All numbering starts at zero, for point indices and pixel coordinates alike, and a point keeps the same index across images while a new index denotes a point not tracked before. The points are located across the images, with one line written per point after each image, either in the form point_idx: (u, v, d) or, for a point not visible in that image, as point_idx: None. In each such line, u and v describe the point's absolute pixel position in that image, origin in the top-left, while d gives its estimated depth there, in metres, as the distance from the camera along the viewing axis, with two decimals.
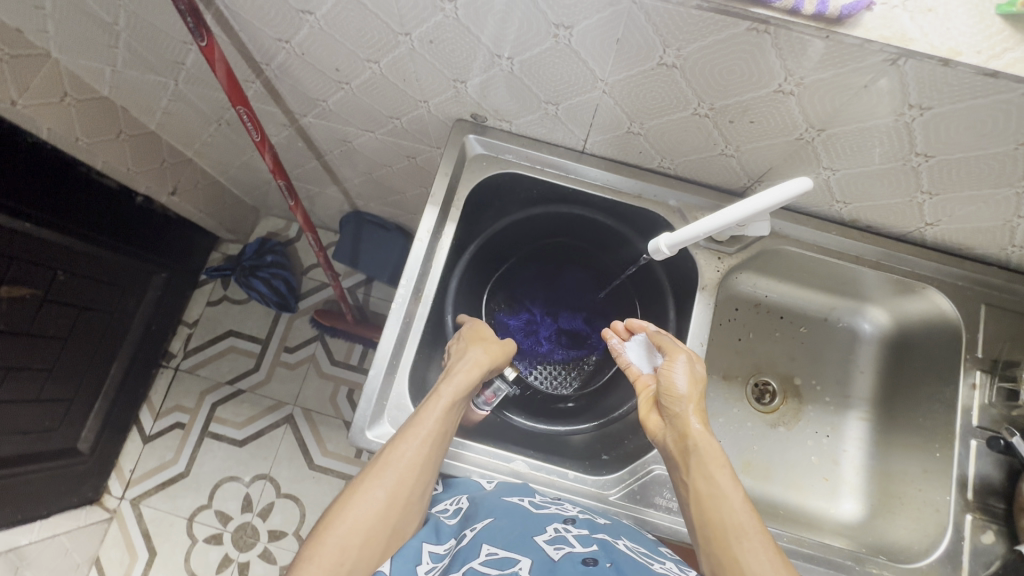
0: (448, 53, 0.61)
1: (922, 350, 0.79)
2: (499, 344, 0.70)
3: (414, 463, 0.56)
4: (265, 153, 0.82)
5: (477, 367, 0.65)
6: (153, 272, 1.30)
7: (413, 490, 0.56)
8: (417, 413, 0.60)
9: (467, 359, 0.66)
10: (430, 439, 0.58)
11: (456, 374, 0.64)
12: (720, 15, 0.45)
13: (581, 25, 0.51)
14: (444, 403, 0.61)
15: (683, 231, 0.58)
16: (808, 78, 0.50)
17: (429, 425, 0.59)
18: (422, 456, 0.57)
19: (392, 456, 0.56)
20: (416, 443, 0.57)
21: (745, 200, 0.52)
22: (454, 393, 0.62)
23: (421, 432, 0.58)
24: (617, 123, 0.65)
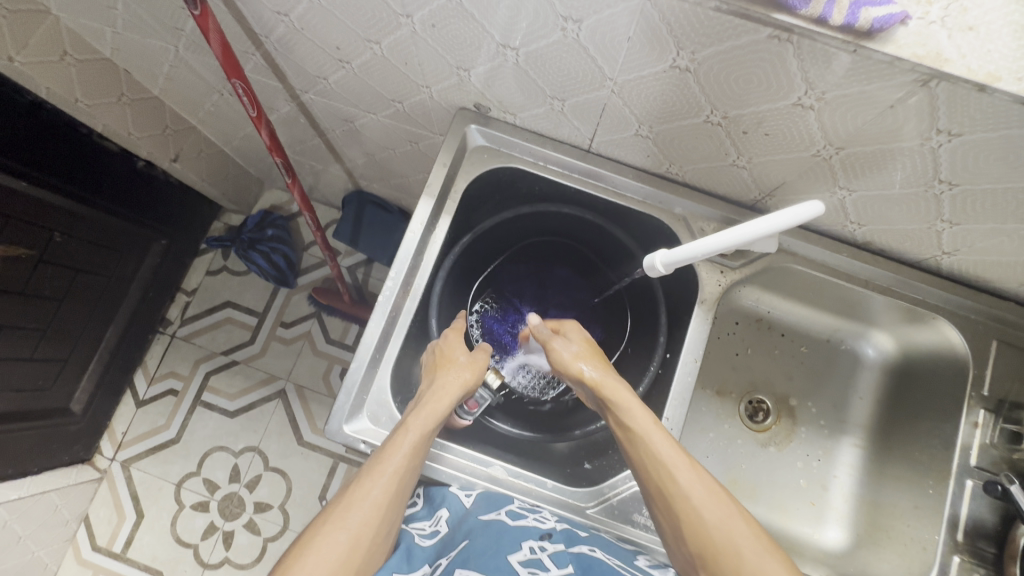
0: (451, 39, 0.58)
1: (925, 381, 0.76)
2: (470, 368, 0.67)
3: (379, 503, 0.53)
4: (263, 130, 0.79)
5: (449, 396, 0.62)
6: (153, 239, 1.28)
7: (378, 535, 0.52)
8: (384, 449, 0.57)
9: (439, 386, 0.63)
10: (398, 477, 0.55)
11: (427, 406, 0.61)
12: (740, 19, 0.42)
13: (591, 20, 0.47)
14: (414, 438, 0.58)
15: (679, 251, 0.54)
16: (830, 93, 0.46)
17: (397, 462, 0.56)
18: (389, 494, 0.54)
19: (357, 495, 0.53)
20: (383, 481, 0.54)
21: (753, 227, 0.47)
22: (424, 426, 0.59)
23: (388, 470, 0.55)
24: (625, 124, 0.62)
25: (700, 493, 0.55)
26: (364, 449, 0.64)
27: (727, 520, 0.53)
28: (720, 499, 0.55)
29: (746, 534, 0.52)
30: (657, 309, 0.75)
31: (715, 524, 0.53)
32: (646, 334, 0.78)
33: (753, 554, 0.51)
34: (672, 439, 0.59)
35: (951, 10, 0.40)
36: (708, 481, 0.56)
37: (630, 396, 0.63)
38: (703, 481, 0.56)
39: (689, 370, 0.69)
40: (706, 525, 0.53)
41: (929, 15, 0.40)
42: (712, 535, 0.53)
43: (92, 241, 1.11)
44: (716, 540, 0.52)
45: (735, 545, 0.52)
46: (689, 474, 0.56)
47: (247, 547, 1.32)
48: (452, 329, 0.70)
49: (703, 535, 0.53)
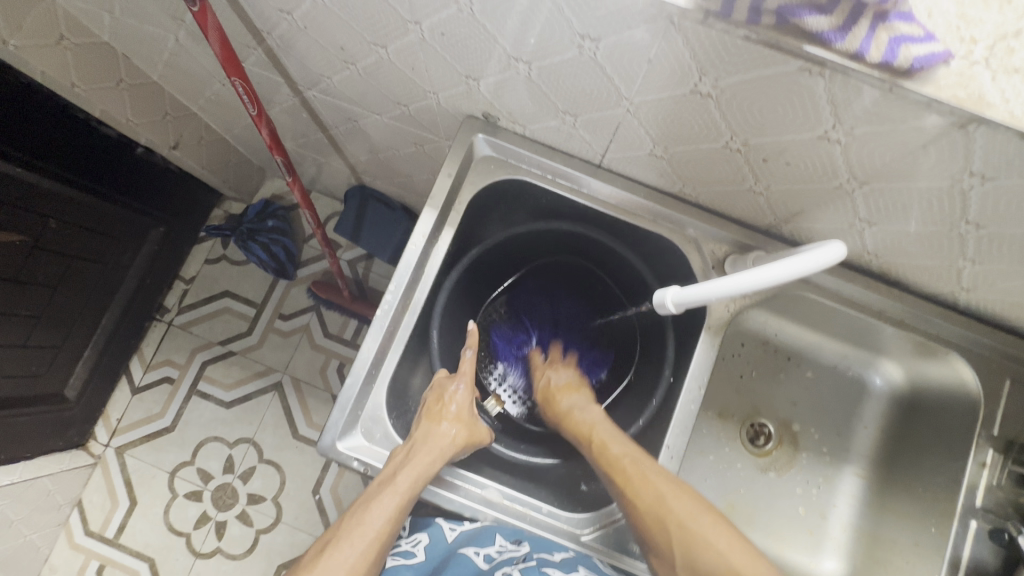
0: (461, 48, 0.55)
1: (933, 416, 0.74)
2: (466, 428, 0.65)
3: (355, 571, 0.54)
4: (263, 128, 0.77)
5: (439, 456, 0.62)
6: (151, 226, 1.26)
7: None
8: (368, 508, 0.58)
9: (431, 441, 0.62)
10: (377, 543, 0.56)
11: (416, 464, 0.60)
12: (770, 49, 0.39)
13: (611, 39, 0.45)
14: (399, 501, 0.58)
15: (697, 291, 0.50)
16: (859, 128, 0.44)
17: (379, 526, 0.57)
18: (367, 560, 0.55)
19: (335, 559, 0.54)
20: (361, 547, 0.55)
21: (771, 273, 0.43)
22: (411, 489, 0.59)
23: (369, 535, 0.56)
24: (639, 143, 0.59)
25: (636, 483, 0.60)
26: (357, 467, 0.63)
27: (660, 501, 0.58)
28: (656, 483, 0.59)
29: (678, 507, 0.58)
30: (664, 334, 0.72)
31: (648, 507, 0.58)
32: (652, 355, 0.76)
33: (680, 526, 0.57)
34: (623, 441, 0.64)
35: (997, 50, 0.37)
36: (644, 466, 0.61)
37: (594, 413, 0.69)
38: (639, 470, 0.60)
39: (693, 398, 0.67)
40: (642, 506, 0.58)
41: (973, 54, 0.37)
42: (647, 514, 0.58)
43: (89, 228, 1.08)
44: (650, 520, 0.58)
45: (665, 521, 0.57)
46: (629, 466, 0.61)
47: (239, 539, 1.31)
48: (461, 375, 0.69)
49: (639, 515, 0.59)
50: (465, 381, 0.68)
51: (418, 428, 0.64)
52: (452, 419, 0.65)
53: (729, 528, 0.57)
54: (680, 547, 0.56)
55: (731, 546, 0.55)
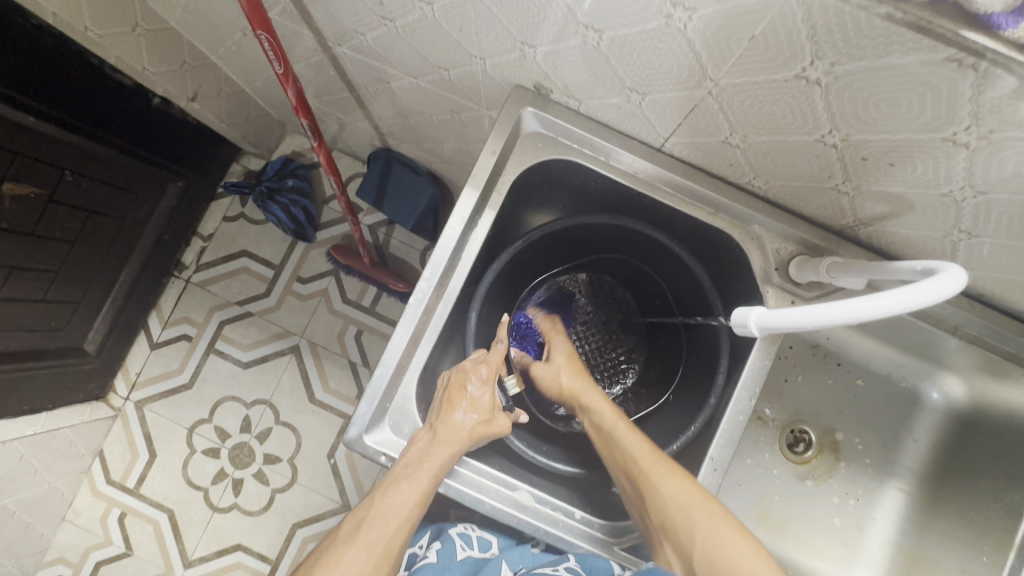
0: (519, 10, 0.48)
1: (996, 438, 0.69)
2: (485, 419, 0.61)
3: (388, 552, 0.53)
4: (289, 88, 0.70)
5: (461, 445, 0.58)
6: (168, 180, 1.20)
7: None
8: (395, 489, 0.55)
9: (450, 426, 0.59)
10: (407, 524, 0.55)
11: (439, 450, 0.57)
12: (915, 33, 0.32)
13: (707, 10, 0.38)
14: (425, 485, 0.56)
15: (785, 315, 0.45)
16: (999, 133, 0.37)
17: (409, 507, 0.55)
18: (399, 540, 0.54)
19: (366, 538, 0.53)
20: (393, 527, 0.54)
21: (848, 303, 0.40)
22: (436, 473, 0.56)
23: (398, 516, 0.54)
24: (713, 129, 0.52)
25: (654, 469, 0.57)
26: (385, 462, 0.60)
27: (685, 495, 0.55)
28: (680, 478, 0.56)
29: (705, 509, 0.54)
30: (714, 335, 0.68)
31: (673, 500, 0.55)
32: (702, 360, 0.72)
33: (707, 524, 0.53)
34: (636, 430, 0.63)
35: None
36: (667, 460, 0.58)
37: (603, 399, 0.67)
38: (661, 463, 0.58)
39: (742, 409, 0.63)
40: (663, 499, 0.55)
41: None
42: (671, 509, 0.55)
43: (106, 181, 1.03)
44: (677, 516, 0.54)
45: (690, 517, 0.54)
46: (648, 458, 0.58)
47: (256, 496, 1.32)
48: (484, 362, 0.63)
49: (655, 508, 0.56)
50: (488, 369, 0.62)
51: (438, 415, 0.60)
52: (471, 406, 0.61)
53: (747, 532, 0.53)
54: (706, 547, 0.52)
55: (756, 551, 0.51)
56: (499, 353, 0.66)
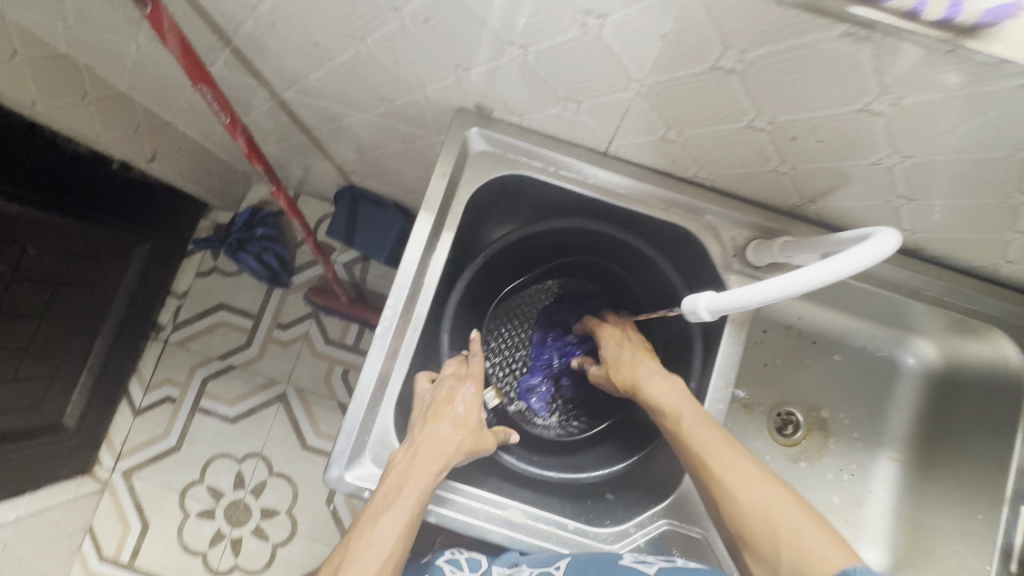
0: (447, 36, 0.50)
1: (973, 395, 0.71)
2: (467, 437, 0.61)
3: None
4: (238, 136, 0.71)
5: (442, 467, 0.57)
6: (136, 243, 1.20)
7: None
8: (374, 521, 0.53)
9: (433, 446, 0.58)
10: (391, 561, 0.51)
11: (420, 473, 0.56)
12: (808, 14, 0.34)
13: (617, 15, 0.39)
14: (409, 515, 0.53)
15: (729, 298, 0.45)
16: (906, 99, 0.39)
17: (390, 541, 0.52)
18: None
19: None
20: (373, 566, 0.50)
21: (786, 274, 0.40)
22: (419, 499, 0.54)
23: (380, 552, 0.51)
24: (650, 128, 0.54)
25: (715, 455, 0.55)
26: (369, 497, 0.59)
27: (768, 502, 0.51)
28: (759, 480, 0.53)
29: (791, 514, 0.50)
30: (686, 327, 0.69)
31: (755, 505, 0.51)
32: (678, 354, 0.72)
33: (793, 534, 0.48)
34: (709, 426, 0.58)
35: None
36: (741, 457, 0.55)
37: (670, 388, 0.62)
38: (737, 461, 0.54)
39: (721, 397, 0.63)
40: (743, 502, 0.52)
41: None
42: (750, 514, 0.51)
43: (70, 252, 1.02)
44: (755, 519, 0.50)
45: (772, 522, 0.50)
46: (723, 459, 0.55)
47: (256, 554, 1.28)
48: (470, 378, 0.64)
49: (739, 513, 0.52)
50: (473, 384, 0.64)
51: (417, 435, 0.59)
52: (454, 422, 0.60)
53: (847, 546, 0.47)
54: (790, 555, 0.47)
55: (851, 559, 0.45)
56: (480, 366, 0.66)
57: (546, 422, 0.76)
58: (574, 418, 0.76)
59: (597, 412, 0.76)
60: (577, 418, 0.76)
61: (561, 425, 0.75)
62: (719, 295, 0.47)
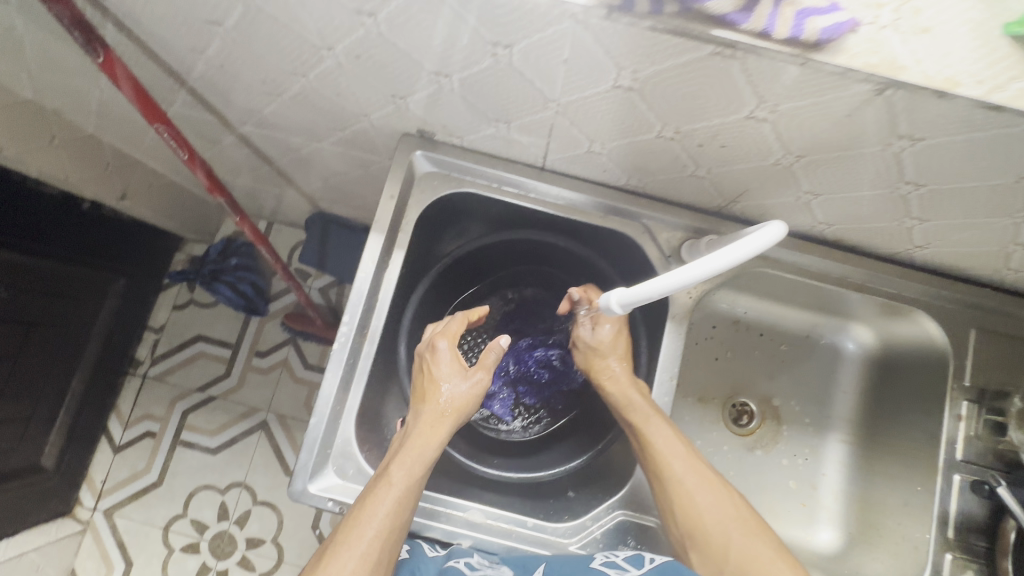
0: (379, 70, 0.54)
1: (907, 374, 0.75)
2: (453, 409, 0.63)
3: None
4: (198, 170, 0.74)
5: (433, 444, 0.60)
6: (111, 280, 1.21)
7: None
8: (363, 504, 0.55)
9: (420, 429, 0.61)
10: (381, 541, 0.54)
11: (408, 455, 0.59)
12: (680, 38, 0.38)
13: (521, 45, 0.44)
14: (397, 494, 0.56)
15: (638, 290, 0.48)
16: (782, 105, 0.43)
17: (378, 521, 0.54)
18: (369, 563, 0.52)
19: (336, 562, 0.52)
20: (362, 548, 0.53)
21: (697, 262, 0.43)
22: (406, 479, 0.57)
23: (368, 533, 0.53)
24: (575, 142, 0.59)
25: (679, 460, 0.61)
26: (332, 507, 0.61)
27: (721, 511, 0.59)
28: (713, 490, 0.60)
29: (736, 524, 0.58)
30: (632, 324, 0.73)
31: (710, 507, 0.59)
32: None
33: (741, 541, 0.57)
34: (669, 432, 0.62)
35: (903, 12, 0.37)
36: (698, 466, 0.62)
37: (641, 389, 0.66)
38: (695, 470, 0.61)
39: (665, 390, 0.67)
40: (700, 509, 0.59)
41: (881, 18, 0.37)
42: (705, 520, 0.58)
43: (43, 291, 1.04)
44: (710, 524, 0.58)
45: (725, 527, 0.58)
46: (681, 468, 0.61)
47: None
48: (443, 337, 0.65)
49: (690, 516, 0.59)
50: (447, 344, 0.64)
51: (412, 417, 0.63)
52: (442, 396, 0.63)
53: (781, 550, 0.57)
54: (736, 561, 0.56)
55: (781, 560, 0.55)
56: (455, 325, 0.66)
57: (510, 426, 0.78)
58: (537, 418, 0.78)
59: (558, 411, 0.78)
60: (539, 419, 0.78)
61: (525, 427, 0.78)
62: (628, 290, 0.50)
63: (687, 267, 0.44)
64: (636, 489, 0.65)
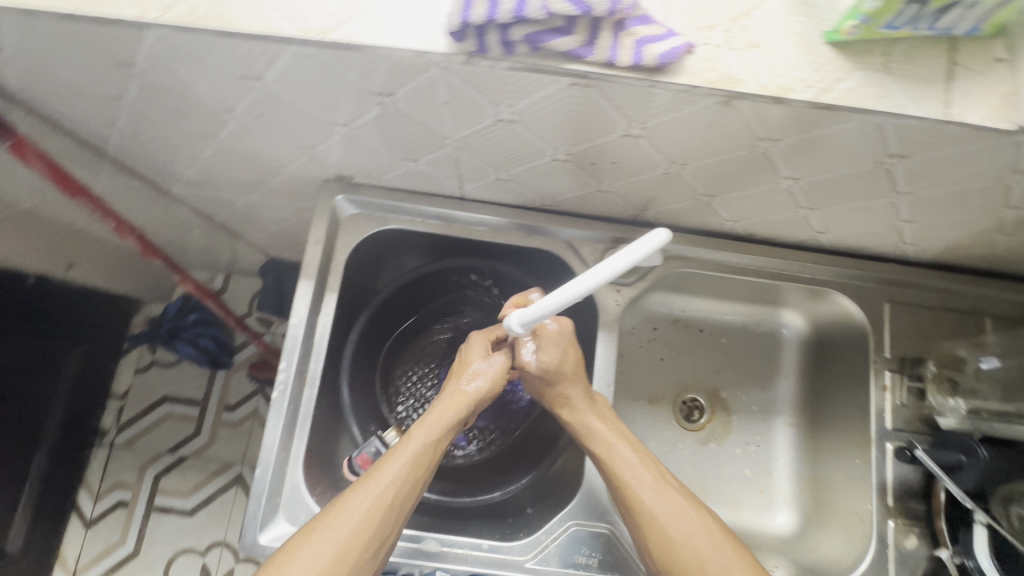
0: (282, 126, 0.56)
1: (838, 352, 0.79)
2: (486, 381, 0.63)
3: (371, 516, 0.53)
4: (129, 237, 0.76)
5: (455, 413, 0.61)
6: (67, 350, 1.18)
7: (368, 547, 0.52)
8: (385, 455, 0.57)
9: (446, 398, 0.62)
10: (394, 490, 0.55)
11: (429, 419, 0.60)
12: (536, 74, 0.42)
13: (401, 93, 0.46)
14: (415, 448, 0.57)
15: (532, 310, 0.51)
16: (650, 122, 0.46)
17: (394, 472, 0.55)
18: (381, 508, 0.53)
19: (351, 501, 0.54)
20: (376, 492, 0.54)
21: (589, 273, 0.47)
22: (427, 436, 0.58)
23: (384, 479, 0.55)
24: (482, 173, 0.62)
25: (648, 490, 0.59)
26: None
27: (696, 539, 0.56)
28: (687, 516, 0.57)
29: (715, 552, 0.56)
30: None
31: (687, 540, 0.56)
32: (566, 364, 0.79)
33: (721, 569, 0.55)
34: (634, 461, 0.61)
35: (734, 30, 0.41)
36: (669, 494, 0.59)
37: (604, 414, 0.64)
38: (666, 496, 0.59)
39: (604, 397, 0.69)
40: (674, 539, 0.56)
41: (712, 40, 0.41)
42: (681, 551, 0.56)
43: None
44: (687, 556, 0.56)
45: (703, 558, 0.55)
46: (651, 500, 0.58)
47: None
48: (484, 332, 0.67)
49: (666, 549, 0.56)
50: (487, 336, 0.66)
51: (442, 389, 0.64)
52: (472, 375, 0.63)
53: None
54: None
55: None
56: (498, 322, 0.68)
57: (464, 449, 0.78)
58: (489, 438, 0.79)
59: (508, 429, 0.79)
60: (491, 439, 0.78)
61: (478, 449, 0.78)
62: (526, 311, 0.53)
63: (582, 278, 0.47)
64: (586, 497, 0.67)
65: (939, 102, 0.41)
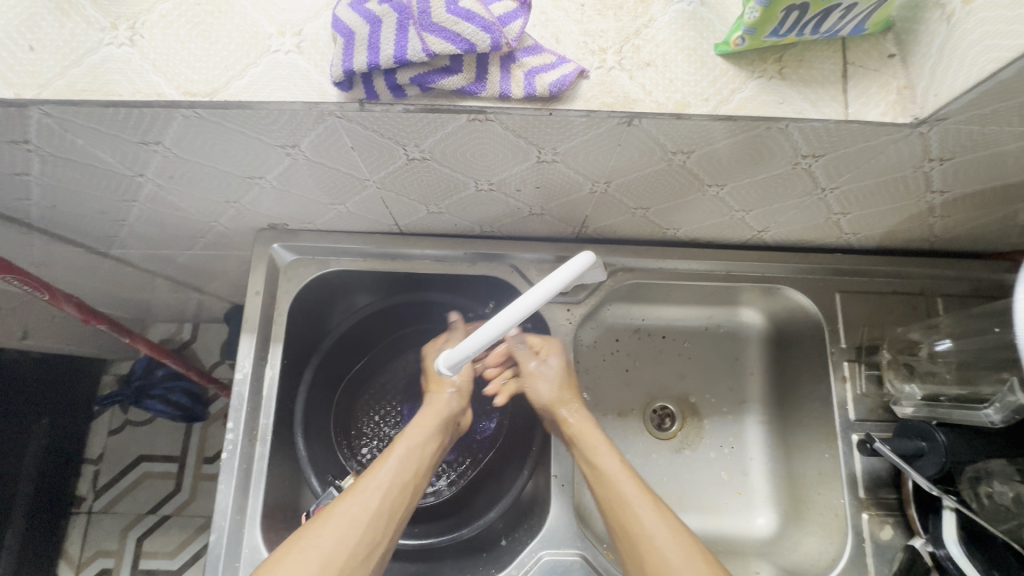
0: (200, 183, 0.55)
1: (796, 346, 0.78)
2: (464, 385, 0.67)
3: (358, 517, 0.52)
4: (65, 305, 0.73)
5: (443, 419, 0.63)
6: (30, 420, 1.12)
7: (357, 550, 0.50)
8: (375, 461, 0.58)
9: (433, 405, 0.64)
10: (382, 493, 0.54)
11: (418, 425, 0.61)
12: (433, 113, 0.41)
13: (305, 142, 0.46)
14: (403, 452, 0.58)
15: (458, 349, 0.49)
16: (560, 148, 0.46)
17: (386, 476, 0.55)
18: (368, 509, 0.53)
19: (340, 502, 0.53)
20: (363, 494, 0.53)
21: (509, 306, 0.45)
22: (415, 442, 0.59)
23: (372, 482, 0.55)
24: (412, 209, 0.61)
25: (644, 512, 0.54)
26: None
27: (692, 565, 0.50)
28: (680, 540, 0.52)
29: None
30: None
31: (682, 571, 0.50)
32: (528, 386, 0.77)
33: None
34: (631, 482, 0.57)
35: (625, 51, 0.41)
36: (664, 516, 0.54)
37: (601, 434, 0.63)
38: (659, 518, 0.54)
39: None
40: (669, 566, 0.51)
41: (606, 62, 0.41)
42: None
43: None
44: None
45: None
46: (646, 521, 0.54)
47: None
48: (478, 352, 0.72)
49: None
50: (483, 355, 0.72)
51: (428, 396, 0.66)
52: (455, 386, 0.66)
53: None
54: None
55: None
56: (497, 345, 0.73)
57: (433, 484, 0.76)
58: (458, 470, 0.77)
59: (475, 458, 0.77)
60: (459, 471, 0.76)
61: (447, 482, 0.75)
62: (455, 351, 0.51)
63: (501, 314, 0.46)
64: (556, 524, 0.65)
65: (837, 102, 0.41)
